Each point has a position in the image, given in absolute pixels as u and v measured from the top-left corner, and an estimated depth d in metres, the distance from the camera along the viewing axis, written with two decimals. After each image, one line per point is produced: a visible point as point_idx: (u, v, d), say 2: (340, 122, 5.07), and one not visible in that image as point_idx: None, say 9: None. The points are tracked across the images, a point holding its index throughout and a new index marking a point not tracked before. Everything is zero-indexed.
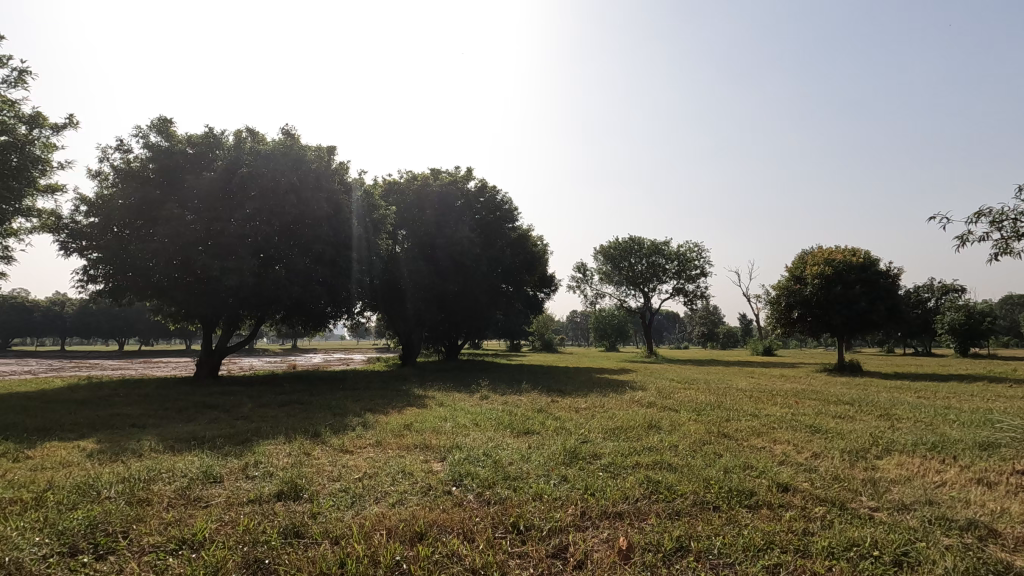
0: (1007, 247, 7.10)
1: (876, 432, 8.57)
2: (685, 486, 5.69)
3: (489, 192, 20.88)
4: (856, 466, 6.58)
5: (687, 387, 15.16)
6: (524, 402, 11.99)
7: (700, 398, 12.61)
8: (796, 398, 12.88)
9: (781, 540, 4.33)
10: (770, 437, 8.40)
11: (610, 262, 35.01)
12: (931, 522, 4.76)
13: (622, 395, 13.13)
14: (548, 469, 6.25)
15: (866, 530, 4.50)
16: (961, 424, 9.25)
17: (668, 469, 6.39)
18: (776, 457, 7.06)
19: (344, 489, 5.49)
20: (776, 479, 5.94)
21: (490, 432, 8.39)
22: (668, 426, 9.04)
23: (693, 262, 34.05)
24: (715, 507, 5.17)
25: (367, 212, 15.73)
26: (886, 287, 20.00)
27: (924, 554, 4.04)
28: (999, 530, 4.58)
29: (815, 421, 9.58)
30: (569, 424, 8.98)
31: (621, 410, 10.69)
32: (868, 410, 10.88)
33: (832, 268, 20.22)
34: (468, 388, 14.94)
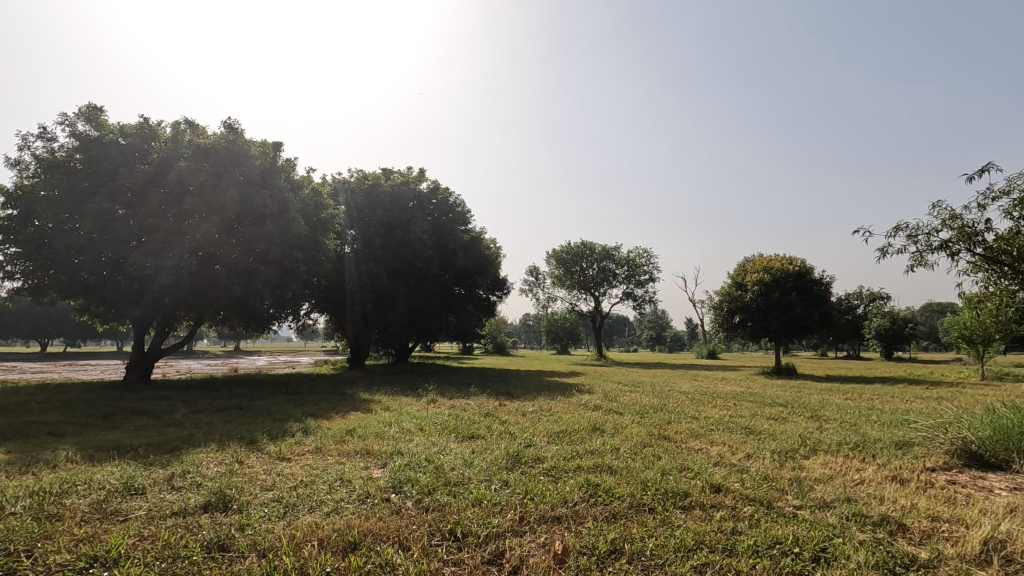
0: (921, 259, 7.64)
1: (805, 433, 8.99)
2: (623, 488, 5.80)
3: (442, 194, 20.75)
4: (784, 466, 6.90)
5: (633, 390, 15.53)
6: (472, 405, 11.98)
7: (644, 401, 12.92)
8: (735, 401, 13.39)
9: (711, 540, 4.49)
10: (708, 438, 8.68)
11: (561, 266, 35.35)
12: (848, 519, 5.05)
13: (569, 398, 13.29)
14: (490, 474, 6.23)
15: (789, 528, 4.71)
16: (881, 424, 9.84)
17: (608, 472, 6.50)
18: (712, 458, 7.32)
19: (277, 499, 5.30)
20: (710, 479, 6.16)
21: (434, 437, 8.30)
22: (611, 429, 9.20)
23: (642, 268, 34.96)
24: (651, 509, 5.30)
25: (315, 210, 15.19)
26: (819, 294, 21.08)
27: (840, 550, 4.28)
28: (908, 524, 4.89)
29: (751, 423, 9.95)
30: (514, 429, 9.00)
31: (567, 414, 10.78)
32: (799, 413, 11.39)
33: (771, 275, 21.23)
34: (416, 391, 14.79)
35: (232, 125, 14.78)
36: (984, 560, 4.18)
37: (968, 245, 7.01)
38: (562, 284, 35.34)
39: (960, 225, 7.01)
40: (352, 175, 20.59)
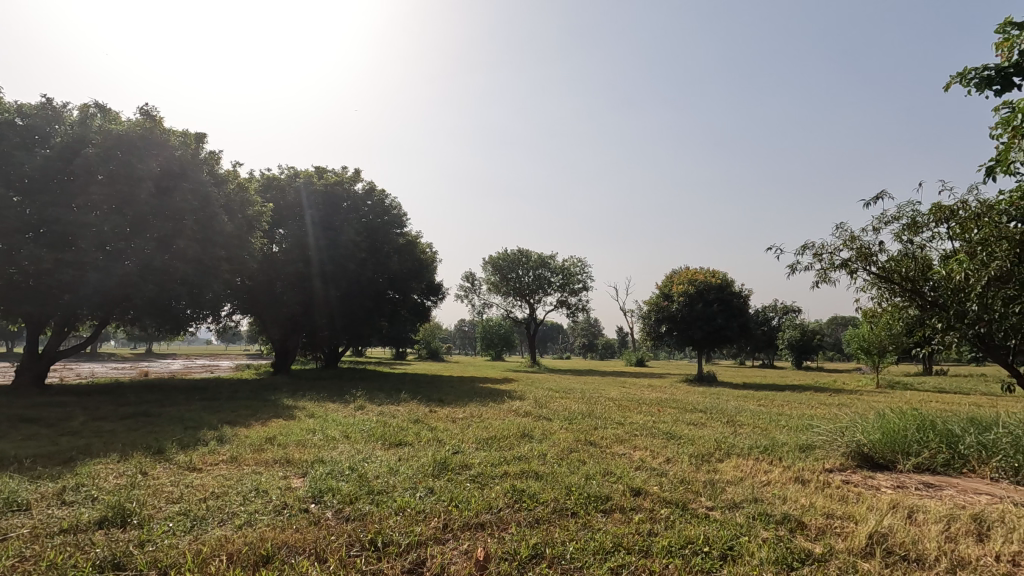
0: (825, 276, 8.31)
1: (720, 437, 9.50)
2: (547, 493, 5.89)
3: (377, 196, 20.36)
4: (700, 470, 7.25)
5: (563, 396, 15.83)
6: (401, 411, 11.76)
7: (572, 407, 13.18)
8: (659, 407, 13.94)
9: (628, 542, 4.64)
10: (631, 443, 9.00)
11: (497, 272, 35.45)
12: (754, 518, 5.38)
13: (500, 405, 13.33)
14: (416, 482, 6.15)
15: (700, 529, 4.95)
16: (788, 429, 10.56)
17: (534, 477, 6.58)
18: (634, 462, 7.58)
19: (184, 512, 4.98)
20: (630, 483, 6.37)
21: (359, 444, 8.10)
22: (540, 435, 9.32)
23: (576, 276, 35.69)
24: (574, 513, 5.42)
25: (240, 206, 14.41)
26: (738, 306, 22.37)
27: (745, 548, 4.54)
28: (806, 522, 5.28)
29: (672, 429, 10.41)
30: (443, 435, 8.92)
31: (497, 420, 10.82)
32: (717, 418, 12.02)
33: (695, 287, 22.33)
34: (344, 398, 14.37)
35: (149, 112, 13.83)
36: (869, 552, 4.58)
37: (864, 265, 7.68)
38: (497, 290, 35.46)
39: (858, 246, 7.68)
40: (282, 172, 19.76)
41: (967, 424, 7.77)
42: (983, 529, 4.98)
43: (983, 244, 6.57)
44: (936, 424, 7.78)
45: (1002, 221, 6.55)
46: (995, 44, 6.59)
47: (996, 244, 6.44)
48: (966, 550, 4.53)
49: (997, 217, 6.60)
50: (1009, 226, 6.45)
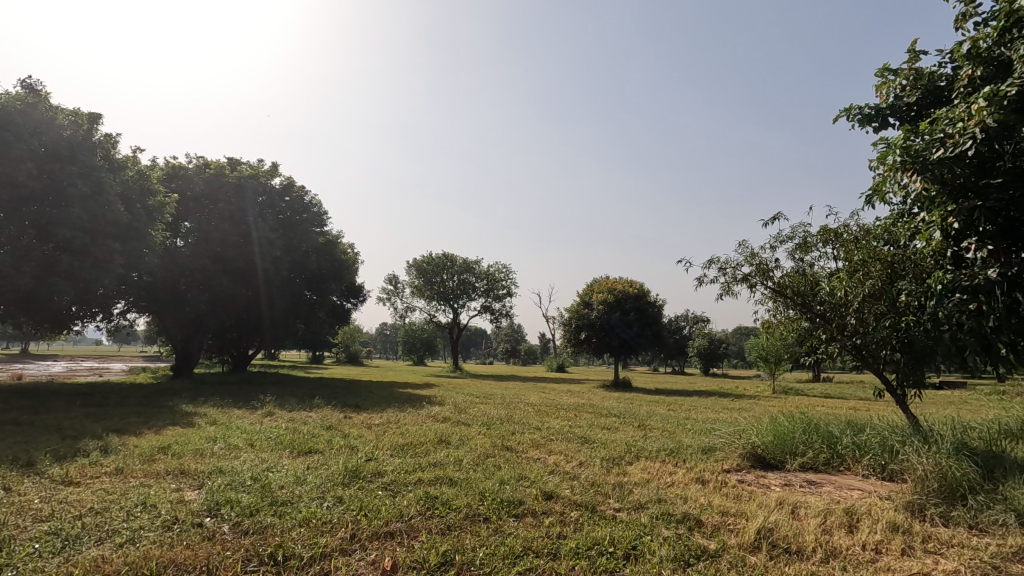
0: (729, 289, 8.93)
1: (631, 441, 9.89)
2: (460, 499, 5.86)
3: (296, 192, 19.49)
4: (610, 472, 7.51)
5: (483, 401, 15.85)
6: (313, 418, 11.27)
7: (491, 412, 13.21)
8: (575, 411, 14.29)
9: (538, 545, 4.71)
10: (547, 448, 9.16)
11: (422, 276, 34.96)
12: (657, 518, 5.65)
13: (419, 410, 13.11)
14: (324, 491, 5.91)
15: (607, 530, 5.12)
16: (693, 432, 11.20)
17: (448, 484, 6.53)
18: (548, 466, 7.72)
19: (54, 531, 4.48)
20: (543, 487, 6.47)
21: (265, 453, 7.68)
22: (457, 441, 9.26)
23: (500, 282, 35.89)
24: (486, 519, 5.42)
25: (139, 195, 13.25)
26: (653, 315, 23.48)
27: (647, 547, 4.76)
28: (703, 519, 5.61)
29: (586, 433, 10.69)
30: (357, 442, 8.65)
31: (414, 426, 10.64)
32: (629, 422, 12.51)
33: (613, 296, 23.20)
34: (252, 403, 13.59)
35: (33, 86, 12.47)
36: (756, 546, 4.95)
37: (762, 279, 8.32)
38: (421, 294, 34.92)
39: (758, 262, 8.31)
40: (190, 162, 18.44)
41: (845, 426, 8.60)
42: (853, 521, 5.52)
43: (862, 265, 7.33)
44: (819, 426, 8.54)
45: (878, 244, 7.35)
46: (876, 86, 7.41)
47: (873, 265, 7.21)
48: (839, 542, 4.98)
49: (874, 241, 7.42)
50: (883, 250, 7.25)
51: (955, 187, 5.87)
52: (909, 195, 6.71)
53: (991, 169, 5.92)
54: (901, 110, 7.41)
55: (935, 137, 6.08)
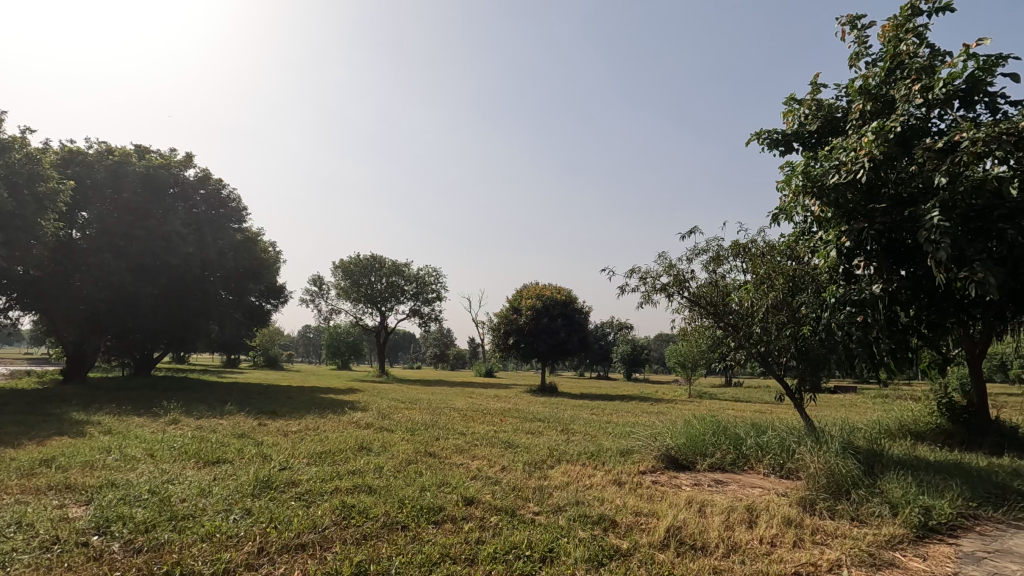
0: (649, 297, 9.34)
1: (553, 445, 10.07)
2: (378, 508, 5.73)
3: (213, 185, 18.34)
4: (532, 477, 7.61)
5: (408, 406, 15.58)
6: (224, 425, 10.62)
7: (416, 418, 13.00)
8: (501, 416, 14.37)
9: (455, 551, 4.70)
10: (470, 453, 9.15)
11: (348, 278, 33.92)
12: (574, 520, 5.79)
13: (340, 416, 12.68)
14: (231, 503, 5.58)
15: (525, 534, 5.19)
16: (613, 435, 11.58)
17: (367, 492, 6.36)
18: (470, 472, 7.73)
19: None
20: (464, 493, 6.45)
21: (166, 464, 7.14)
22: (379, 447, 9.05)
23: (430, 285, 35.46)
24: (404, 526, 5.34)
25: (29, 179, 11.98)
26: (579, 322, 24.06)
27: (563, 549, 4.86)
28: (618, 520, 5.82)
29: (510, 438, 10.78)
30: (271, 451, 8.25)
31: (333, 432, 10.28)
32: (553, 426, 12.74)
33: (542, 301, 23.57)
34: (154, 410, 12.61)
35: None
36: (665, 543, 5.19)
37: (679, 289, 8.77)
38: (347, 296, 33.86)
39: (675, 273, 8.75)
40: (90, 147, 16.90)
41: (748, 428, 9.20)
42: (753, 517, 5.92)
43: (768, 278, 7.90)
44: (727, 429, 9.09)
45: (781, 259, 7.97)
46: (783, 113, 8.06)
47: (777, 279, 7.79)
48: (739, 537, 5.33)
49: (778, 256, 8.03)
50: (785, 265, 7.87)
51: (847, 209, 6.52)
52: (809, 216, 7.30)
53: (877, 195, 6.63)
54: (803, 137, 8.09)
55: (831, 164, 6.72)
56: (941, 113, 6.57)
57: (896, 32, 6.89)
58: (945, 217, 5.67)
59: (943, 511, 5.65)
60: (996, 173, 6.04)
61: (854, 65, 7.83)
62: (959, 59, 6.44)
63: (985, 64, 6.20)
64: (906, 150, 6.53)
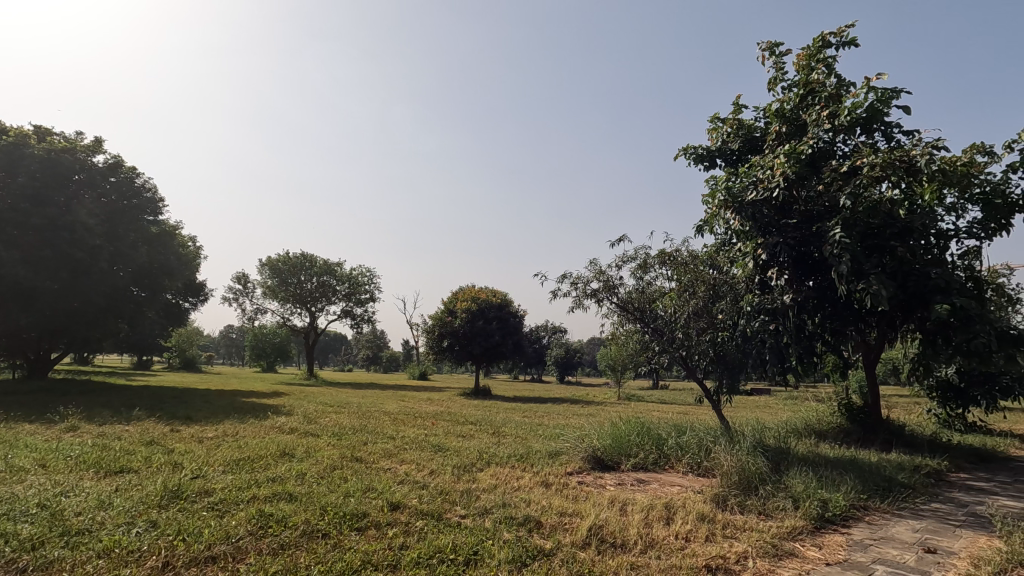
0: (580, 303, 9.59)
1: (483, 448, 10.10)
2: (298, 516, 5.52)
3: (125, 174, 17.03)
4: (460, 480, 7.60)
5: (337, 410, 15.13)
6: (131, 432, 9.88)
7: (344, 422, 12.63)
8: (433, 419, 14.23)
9: (377, 558, 4.61)
10: (399, 457, 9.01)
11: (275, 276, 32.47)
12: (500, 522, 5.84)
13: (262, 421, 12.12)
14: (134, 516, 5.21)
15: (449, 538, 5.17)
16: (543, 437, 11.75)
17: (286, 499, 6.13)
18: (397, 476, 7.61)
19: None
20: (390, 498, 6.35)
21: (60, 475, 6.56)
22: (302, 453, 8.72)
23: (363, 286, 34.56)
24: (325, 534, 5.18)
25: None
26: (514, 325, 24.25)
27: (487, 551, 4.88)
28: (543, 521, 5.92)
29: (441, 441, 10.71)
30: (182, 458, 7.75)
31: (254, 438, 9.81)
32: (484, 429, 12.78)
33: (477, 304, 23.58)
34: (49, 416, 11.53)
35: None
36: (587, 542, 5.34)
37: (608, 295, 9.05)
38: (274, 295, 32.40)
39: (605, 279, 9.03)
40: None
41: (670, 429, 9.62)
42: (670, 514, 6.20)
43: (691, 285, 8.27)
44: (650, 430, 9.48)
45: (703, 268, 8.38)
46: (708, 130, 8.52)
47: (699, 287, 8.17)
48: (657, 533, 5.57)
49: (701, 265, 8.42)
50: (707, 273, 8.28)
51: (763, 223, 6.99)
52: (729, 227, 7.73)
53: (789, 211, 7.15)
54: (725, 154, 8.58)
55: (749, 180, 7.18)
56: (844, 139, 7.20)
57: (808, 60, 7.47)
58: (846, 234, 6.20)
59: (838, 503, 6.17)
60: (890, 196, 6.68)
61: (772, 89, 8.41)
62: (861, 90, 7.08)
63: (883, 97, 6.85)
64: (814, 170, 7.08)
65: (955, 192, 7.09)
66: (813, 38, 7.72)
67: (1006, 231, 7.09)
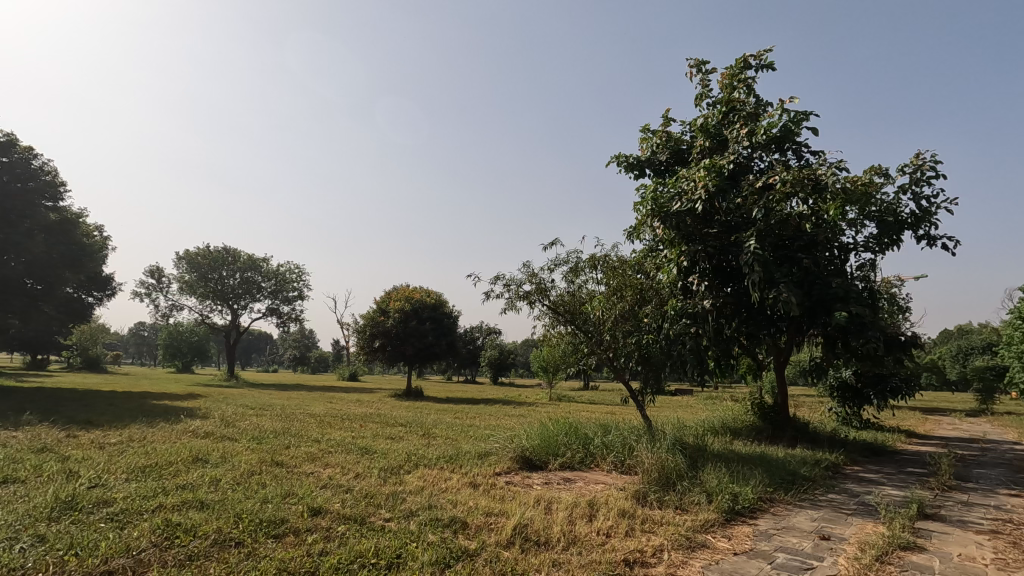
0: (513, 305, 9.70)
1: (412, 450, 9.95)
2: (209, 524, 5.22)
3: (19, 155, 15.51)
4: (386, 483, 7.46)
5: (258, 413, 14.42)
6: (19, 439, 8.97)
7: (265, 425, 12.06)
8: (361, 422, 13.84)
9: (294, 564, 4.46)
10: (323, 461, 8.72)
11: (194, 271, 30.53)
12: (426, 523, 5.78)
13: (173, 425, 11.34)
14: (19, 530, 4.75)
15: (372, 541, 5.07)
16: (473, 438, 11.72)
17: (196, 508, 5.77)
18: (321, 480, 7.37)
19: None
20: (311, 503, 6.14)
21: None
22: (218, 458, 8.25)
23: (291, 283, 33.14)
24: (238, 543, 4.93)
25: None
26: (448, 326, 24.07)
27: (410, 554, 4.83)
28: (469, 521, 5.92)
29: (368, 443, 10.46)
30: (78, 466, 7.12)
31: (163, 443, 9.17)
32: (414, 431, 12.58)
33: (411, 304, 23.20)
34: None
35: None
36: (511, 541, 5.39)
37: (540, 298, 9.19)
38: (191, 291, 30.41)
39: (537, 282, 9.16)
40: None
41: (597, 429, 9.89)
42: (593, 511, 6.39)
43: (619, 289, 8.35)
44: (578, 429, 9.70)
45: (632, 273, 8.49)
46: (639, 140, 8.86)
47: (626, 291, 8.29)
48: (579, 530, 5.72)
49: (629, 270, 8.49)
50: (635, 278, 8.39)
51: (686, 232, 7.32)
52: (656, 234, 7.98)
53: (710, 221, 7.52)
54: (654, 165, 8.92)
55: (675, 191, 7.45)
56: (761, 156, 7.71)
57: (730, 80, 7.92)
58: (760, 246, 6.60)
59: (747, 496, 6.57)
60: (799, 210, 7.23)
61: (698, 105, 8.86)
62: (776, 111, 7.61)
63: (795, 119, 7.41)
64: (734, 184, 7.50)
65: (856, 209, 7.76)
66: (736, 60, 8.21)
67: (896, 246, 7.84)
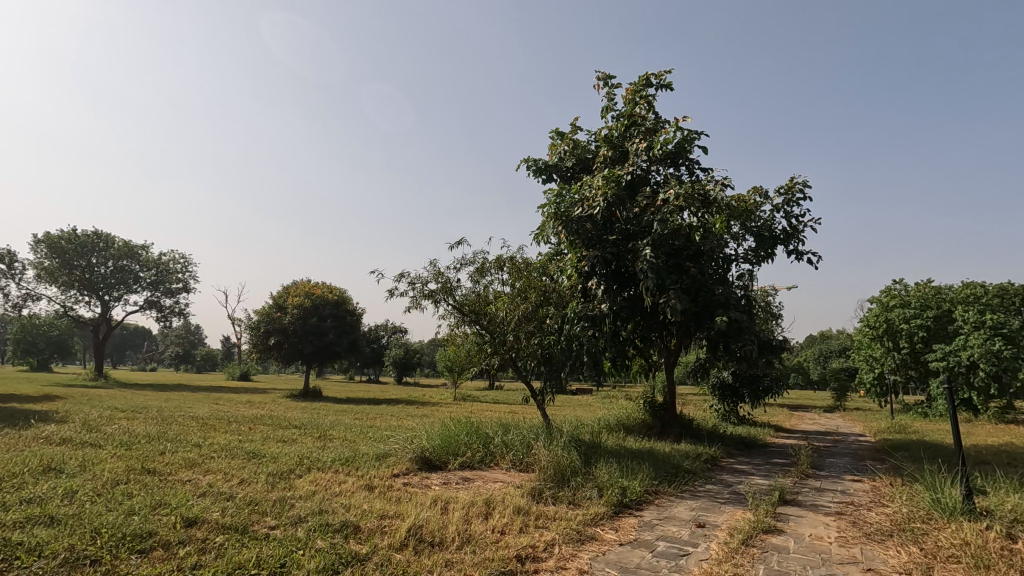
0: (418, 303, 9.56)
1: (305, 453, 9.48)
2: (58, 542, 4.64)
3: None
4: (273, 489, 7.03)
5: (129, 416, 13.01)
6: None
7: (137, 429, 10.90)
8: (251, 424, 12.97)
9: None
10: (203, 467, 8.05)
11: (55, 256, 26.96)
12: (314, 529, 5.54)
13: (21, 431, 9.93)
14: None
15: (254, 551, 4.77)
16: (371, 440, 11.38)
17: (44, 525, 5.09)
18: (199, 488, 6.81)
19: None
20: (186, 513, 5.66)
21: None
22: (75, 467, 7.34)
23: (175, 274, 30.30)
24: (94, 561, 4.43)
25: None
26: (351, 323, 23.18)
27: (296, 562, 4.60)
28: (361, 526, 5.74)
29: (257, 447, 9.82)
30: None
31: (7, 452, 7.99)
32: (309, 433, 12.00)
33: (310, 300, 22.08)
34: None
35: None
36: (404, 544, 5.31)
37: (445, 297, 9.14)
38: (52, 280, 26.80)
39: (442, 281, 9.10)
40: None
41: (498, 428, 9.99)
42: (489, 509, 6.45)
43: (523, 291, 8.45)
44: (479, 429, 9.75)
45: (537, 276, 8.63)
46: (548, 146, 9.09)
47: (530, 292, 8.42)
48: (474, 529, 5.74)
49: (534, 272, 8.63)
50: (539, 280, 8.55)
51: (586, 238, 7.59)
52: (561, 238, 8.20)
53: (610, 228, 7.88)
54: (561, 171, 9.20)
55: (577, 198, 7.72)
56: (657, 169, 8.21)
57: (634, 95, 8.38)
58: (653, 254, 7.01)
59: (634, 490, 6.96)
60: (688, 222, 7.77)
61: (604, 116, 9.29)
62: (672, 128, 8.17)
63: (687, 137, 7.99)
64: (632, 194, 7.93)
65: (738, 224, 8.48)
66: (639, 77, 8.70)
67: (770, 259, 8.68)
